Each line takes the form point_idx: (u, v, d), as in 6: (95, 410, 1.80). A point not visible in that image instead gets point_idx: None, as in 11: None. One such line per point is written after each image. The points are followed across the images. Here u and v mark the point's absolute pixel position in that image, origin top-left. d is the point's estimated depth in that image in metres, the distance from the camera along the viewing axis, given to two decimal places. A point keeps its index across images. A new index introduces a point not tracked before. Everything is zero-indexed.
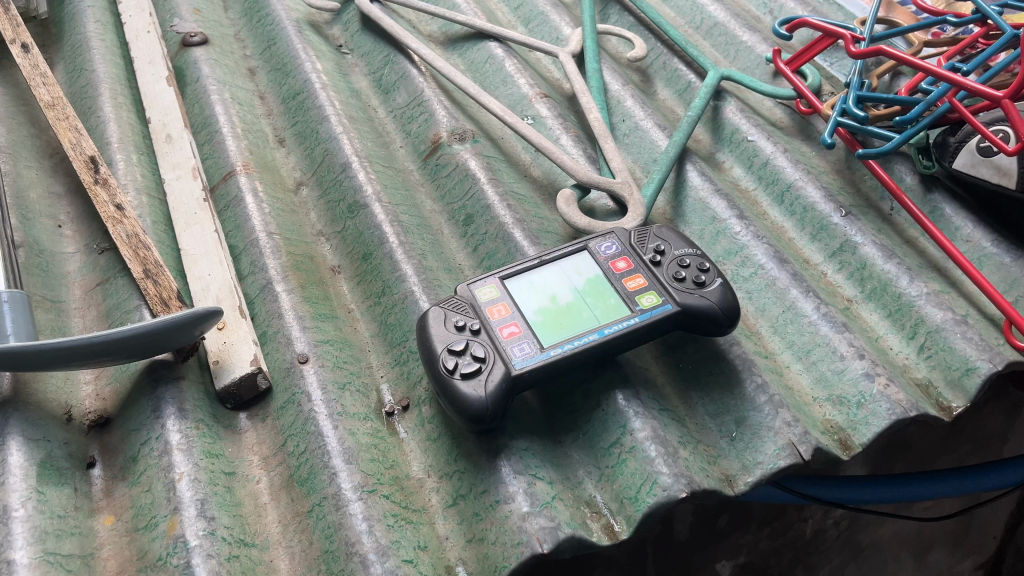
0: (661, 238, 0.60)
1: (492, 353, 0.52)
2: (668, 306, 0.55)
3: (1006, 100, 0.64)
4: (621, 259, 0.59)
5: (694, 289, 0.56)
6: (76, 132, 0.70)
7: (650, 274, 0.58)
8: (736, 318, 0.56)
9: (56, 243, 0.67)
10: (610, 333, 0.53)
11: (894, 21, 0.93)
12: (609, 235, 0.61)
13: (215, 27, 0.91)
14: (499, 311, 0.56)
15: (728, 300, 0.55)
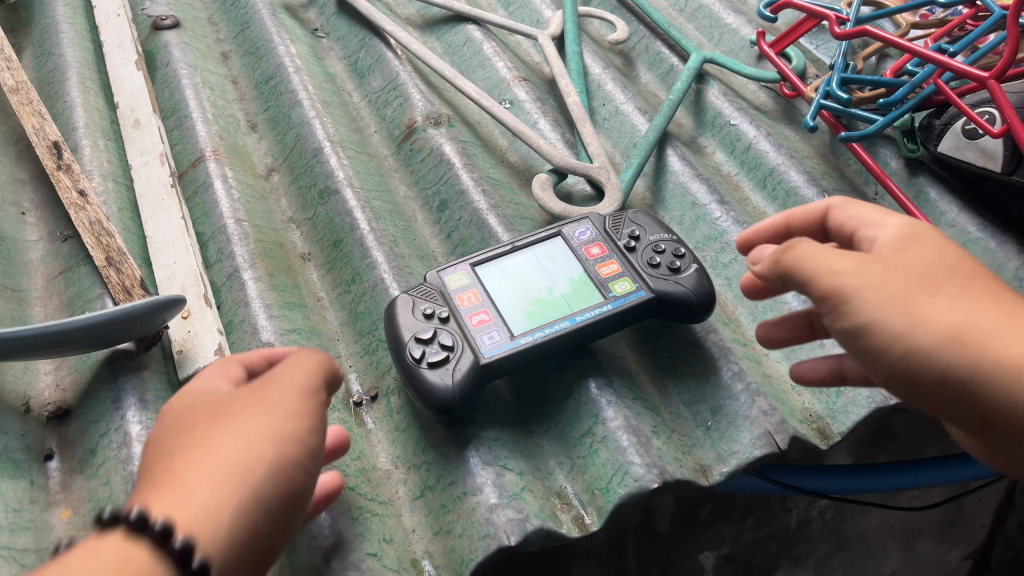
0: (637, 224, 0.59)
1: (460, 343, 0.51)
2: (642, 293, 0.54)
3: (992, 81, 0.62)
4: (595, 244, 0.58)
5: (669, 275, 0.54)
6: (39, 117, 0.68)
7: (624, 259, 0.56)
8: (712, 305, 0.54)
9: (19, 231, 0.65)
10: (583, 320, 0.52)
11: (881, 3, 0.91)
12: (583, 221, 0.60)
13: (187, 11, 0.89)
14: (469, 299, 0.54)
15: (703, 287, 0.54)
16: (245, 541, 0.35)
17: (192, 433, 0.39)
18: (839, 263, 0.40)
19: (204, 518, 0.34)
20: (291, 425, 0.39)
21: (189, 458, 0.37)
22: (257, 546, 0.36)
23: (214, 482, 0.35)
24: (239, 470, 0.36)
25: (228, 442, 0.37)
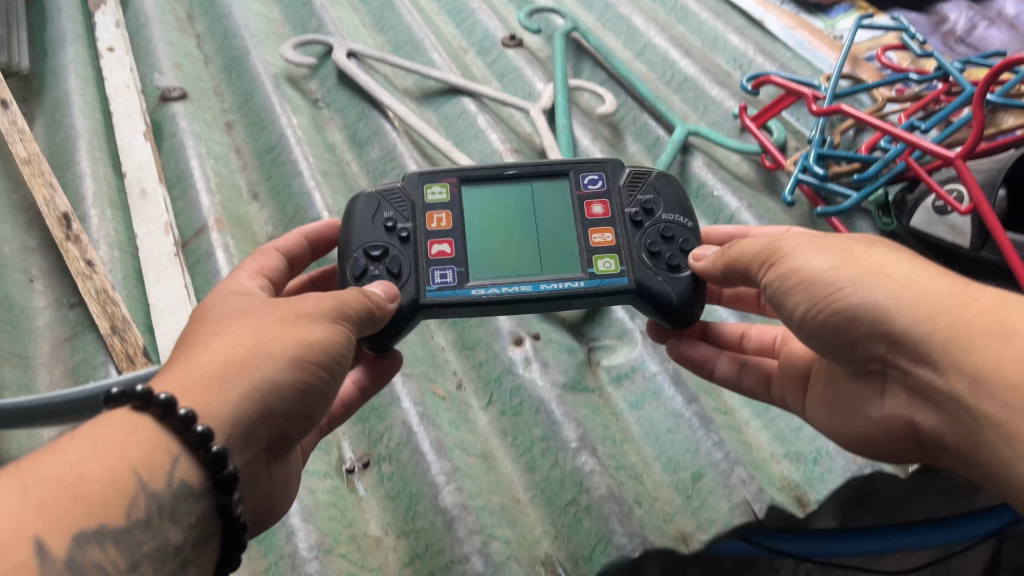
0: (653, 190, 0.58)
1: (404, 282, 0.53)
2: (622, 278, 0.54)
3: (958, 160, 0.65)
4: (599, 204, 0.58)
5: (661, 269, 0.55)
6: (50, 188, 0.71)
7: (620, 232, 0.57)
8: (693, 313, 0.55)
9: (27, 298, 0.68)
10: (544, 290, 0.53)
11: (858, 78, 0.95)
12: (600, 168, 0.60)
13: (194, 82, 0.93)
14: (438, 222, 0.57)
15: (688, 292, 0.54)
16: (256, 422, 0.42)
17: (220, 318, 0.45)
18: (788, 241, 0.48)
19: (218, 402, 0.40)
20: (322, 330, 0.45)
21: (217, 339, 0.43)
22: (264, 425, 0.43)
23: (234, 364, 0.42)
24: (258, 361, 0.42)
25: (259, 333, 0.44)
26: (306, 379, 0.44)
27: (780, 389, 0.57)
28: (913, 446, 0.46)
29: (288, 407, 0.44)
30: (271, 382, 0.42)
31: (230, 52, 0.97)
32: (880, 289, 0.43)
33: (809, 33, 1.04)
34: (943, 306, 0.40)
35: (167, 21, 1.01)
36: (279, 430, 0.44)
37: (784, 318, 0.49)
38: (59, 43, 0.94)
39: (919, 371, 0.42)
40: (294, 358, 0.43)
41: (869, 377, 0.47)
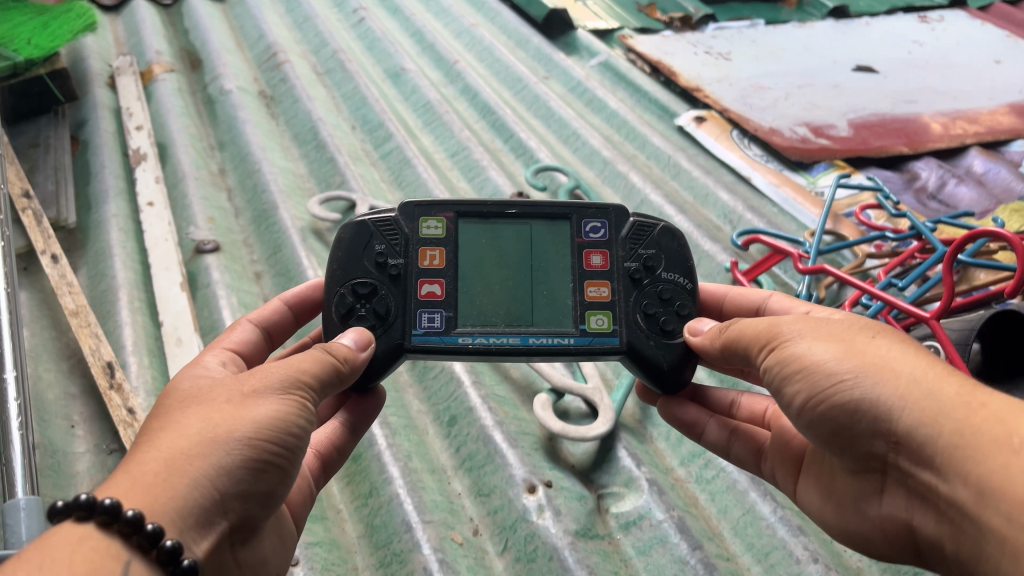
0: (655, 250, 0.67)
1: (399, 324, 0.63)
2: (613, 338, 0.64)
3: (933, 320, 0.72)
4: (598, 256, 0.67)
5: (653, 336, 0.64)
6: (96, 339, 0.77)
7: (614, 288, 0.66)
8: (681, 378, 0.64)
9: (69, 442, 0.72)
10: (531, 344, 0.63)
11: (840, 233, 1.03)
12: (602, 215, 0.68)
13: (226, 234, 1.01)
14: (431, 259, 0.66)
15: (677, 359, 0.64)
16: (211, 506, 0.47)
17: (175, 409, 0.50)
18: (786, 326, 0.55)
19: (172, 495, 0.45)
20: (269, 408, 0.50)
21: (165, 435, 0.48)
22: (219, 505, 0.47)
23: (182, 455, 0.46)
24: (206, 450, 0.47)
25: (205, 422, 0.49)
26: (256, 455, 0.49)
27: (771, 467, 0.65)
28: (905, 543, 0.53)
29: (243, 486, 0.48)
30: (220, 466, 0.47)
31: (260, 206, 1.05)
32: (890, 385, 0.48)
33: (793, 189, 1.13)
34: (947, 412, 0.46)
35: (201, 175, 1.10)
36: (239, 507, 0.49)
37: (783, 402, 0.55)
38: (103, 197, 1.02)
39: (919, 473, 0.47)
40: (241, 440, 0.48)
41: (867, 474, 0.53)
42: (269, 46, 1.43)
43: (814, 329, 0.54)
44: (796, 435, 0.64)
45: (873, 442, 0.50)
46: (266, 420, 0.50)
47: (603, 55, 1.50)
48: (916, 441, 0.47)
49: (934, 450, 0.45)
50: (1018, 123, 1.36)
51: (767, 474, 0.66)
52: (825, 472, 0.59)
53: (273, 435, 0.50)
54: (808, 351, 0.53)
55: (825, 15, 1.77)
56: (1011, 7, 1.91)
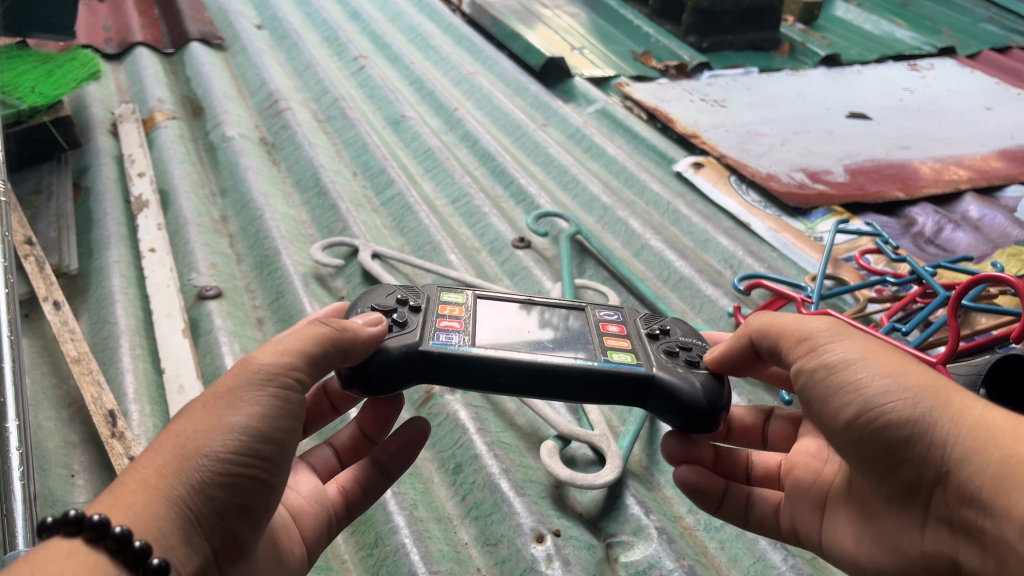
0: (671, 324, 0.66)
1: (417, 331, 0.60)
2: (639, 366, 0.60)
3: (939, 364, 0.72)
4: (615, 326, 0.66)
5: (679, 367, 0.60)
6: (97, 386, 0.76)
7: (634, 341, 0.63)
8: (720, 409, 0.58)
9: (69, 492, 0.71)
10: (553, 357, 0.58)
11: (841, 278, 1.04)
12: (615, 309, 0.69)
13: (228, 280, 1.00)
14: (451, 311, 0.64)
15: (713, 388, 0.58)
16: (193, 527, 0.46)
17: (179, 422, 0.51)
18: (835, 334, 0.55)
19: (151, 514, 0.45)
20: (255, 409, 0.49)
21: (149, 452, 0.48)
22: (206, 517, 0.47)
23: (157, 475, 0.46)
24: (178, 466, 0.46)
25: (189, 431, 0.48)
26: (239, 468, 0.48)
27: (791, 514, 0.65)
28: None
29: (225, 501, 0.48)
30: (200, 481, 0.47)
31: (262, 251, 1.06)
32: (944, 412, 0.48)
33: (792, 235, 1.14)
34: (995, 439, 0.46)
35: (203, 222, 1.10)
36: (225, 522, 0.48)
37: (826, 413, 0.54)
38: (105, 243, 1.02)
39: (962, 509, 0.47)
40: (224, 454, 0.48)
41: (908, 507, 0.52)
42: (271, 94, 1.44)
43: (870, 344, 0.54)
44: (811, 482, 0.65)
45: (914, 468, 0.49)
46: (249, 427, 0.49)
47: (600, 103, 1.52)
48: (964, 471, 0.46)
49: (982, 481, 0.45)
50: (1011, 168, 1.38)
51: (786, 526, 0.65)
52: (857, 509, 0.59)
53: (253, 442, 0.49)
54: (847, 363, 0.53)
55: (818, 63, 1.80)
56: (999, 55, 1.95)
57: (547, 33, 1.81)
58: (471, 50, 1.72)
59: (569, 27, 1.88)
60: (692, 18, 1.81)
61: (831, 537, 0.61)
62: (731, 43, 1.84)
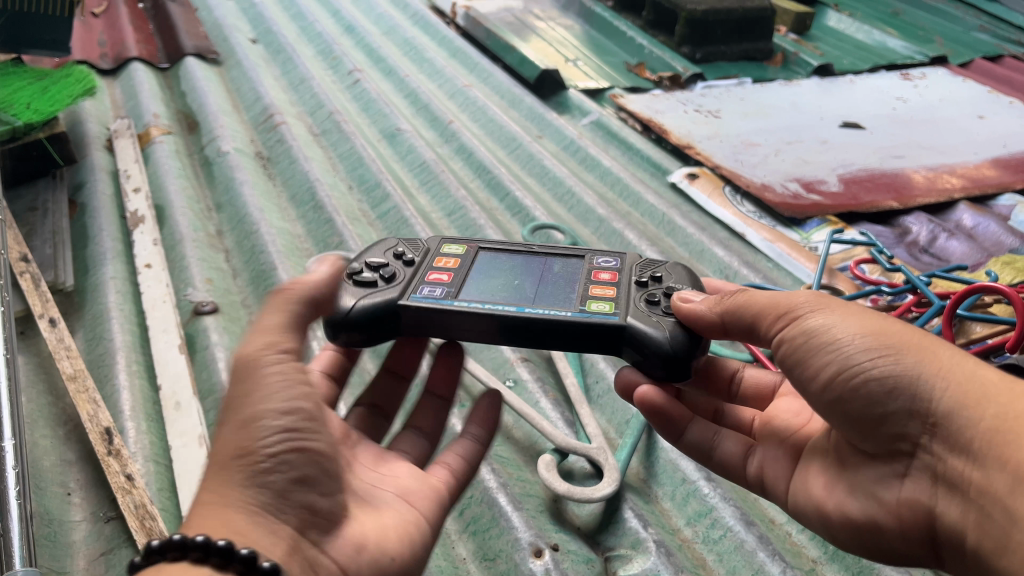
0: (667, 273, 0.70)
1: (401, 288, 0.68)
2: (613, 315, 0.64)
3: None
4: (608, 273, 0.71)
5: (655, 314, 0.63)
6: (94, 404, 0.76)
7: (620, 288, 0.68)
8: (682, 357, 0.61)
9: (65, 511, 0.71)
10: (526, 310, 0.64)
11: (836, 287, 1.04)
12: (616, 254, 0.74)
13: (224, 295, 1.00)
14: (444, 265, 0.72)
15: (682, 337, 0.61)
16: (261, 514, 0.54)
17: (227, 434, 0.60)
18: (807, 300, 0.59)
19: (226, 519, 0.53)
20: (270, 397, 0.58)
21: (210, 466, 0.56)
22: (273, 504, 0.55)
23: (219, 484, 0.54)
24: (229, 467, 0.55)
25: (232, 439, 0.56)
26: (288, 444, 0.56)
27: (760, 459, 0.68)
28: (921, 534, 0.55)
29: (281, 479, 0.56)
30: (251, 471, 0.55)
31: (258, 266, 1.06)
32: (930, 369, 0.52)
33: (788, 245, 1.14)
34: (986, 396, 0.50)
35: (199, 237, 1.10)
36: (295, 498, 0.56)
37: (805, 374, 0.58)
38: (101, 259, 1.02)
39: (950, 459, 0.51)
40: (264, 444, 0.56)
41: (890, 458, 0.56)
42: (266, 108, 1.45)
43: (846, 310, 0.58)
44: (791, 433, 0.68)
45: (900, 423, 0.54)
46: (275, 412, 0.57)
47: (595, 114, 1.53)
48: (954, 425, 0.51)
49: (973, 435, 0.50)
50: (1004, 176, 1.39)
51: (754, 473, 0.68)
52: (831, 461, 0.62)
53: (282, 422, 0.57)
54: (827, 326, 0.57)
55: (811, 73, 1.81)
56: (991, 63, 1.97)
57: (541, 45, 1.82)
58: (465, 62, 1.73)
59: (562, 39, 1.89)
60: (685, 29, 1.82)
61: (802, 485, 0.63)
62: (724, 54, 1.85)
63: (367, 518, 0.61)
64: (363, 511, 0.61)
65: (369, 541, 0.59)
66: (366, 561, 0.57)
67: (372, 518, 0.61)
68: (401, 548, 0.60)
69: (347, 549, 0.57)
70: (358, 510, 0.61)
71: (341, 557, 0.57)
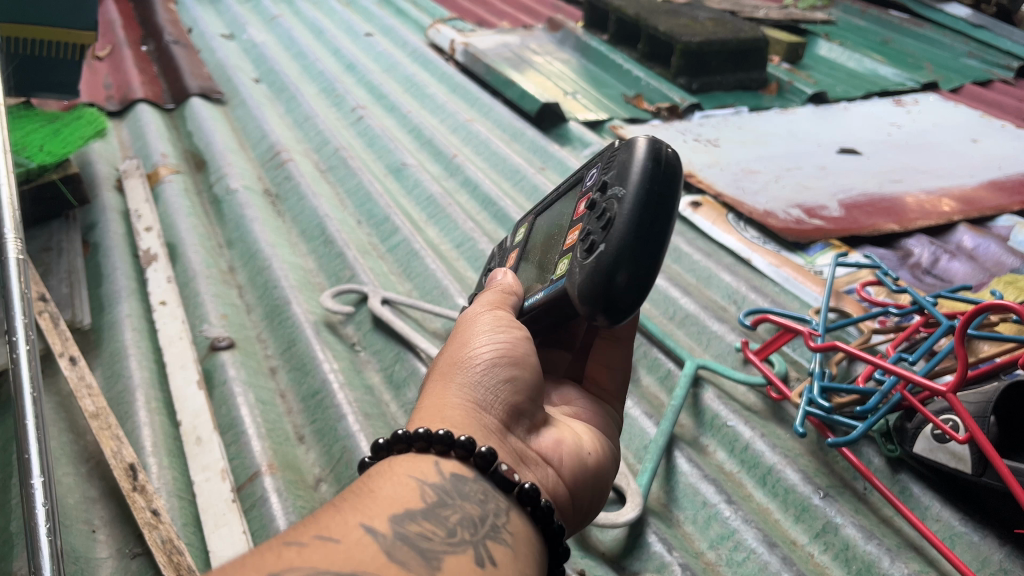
0: (616, 162, 0.62)
1: None
2: (559, 280, 0.63)
3: (950, 393, 0.72)
4: (582, 199, 0.68)
5: (580, 263, 0.59)
6: (117, 440, 0.77)
7: (580, 223, 0.65)
8: (609, 308, 0.55)
9: (91, 548, 0.71)
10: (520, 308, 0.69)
11: (843, 311, 1.06)
12: (597, 159, 0.69)
13: (239, 329, 1.01)
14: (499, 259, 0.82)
15: (595, 281, 0.56)
16: (479, 412, 0.59)
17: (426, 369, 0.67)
18: None
19: (450, 415, 0.58)
20: (489, 322, 0.66)
21: (423, 389, 0.63)
22: (486, 404, 0.60)
23: (438, 394, 0.61)
24: (451, 378, 0.62)
25: (450, 358, 0.63)
26: (505, 355, 0.62)
27: None
28: None
29: (497, 382, 0.61)
30: (469, 376, 0.61)
31: (272, 300, 1.07)
32: None
33: (793, 269, 1.16)
34: None
35: (212, 273, 1.11)
36: (510, 401, 0.61)
37: None
38: (116, 298, 1.03)
39: None
40: (475, 356, 0.62)
41: None
42: (272, 145, 1.47)
43: None
44: None
45: None
46: (486, 331, 0.64)
47: (596, 145, 1.55)
48: None
49: None
50: (1001, 198, 1.41)
51: None
52: None
53: (500, 338, 0.64)
54: None
55: (806, 101, 1.84)
56: (981, 89, 2.01)
57: (539, 78, 1.86)
58: (466, 98, 1.75)
59: (560, 73, 1.92)
60: (681, 61, 1.85)
61: None
62: (719, 84, 1.88)
63: (563, 424, 0.67)
64: (562, 420, 0.68)
65: (568, 439, 0.65)
66: (568, 453, 0.63)
67: (568, 425, 0.67)
68: (595, 448, 0.66)
69: (548, 445, 0.63)
70: (551, 421, 0.67)
71: (544, 449, 0.62)
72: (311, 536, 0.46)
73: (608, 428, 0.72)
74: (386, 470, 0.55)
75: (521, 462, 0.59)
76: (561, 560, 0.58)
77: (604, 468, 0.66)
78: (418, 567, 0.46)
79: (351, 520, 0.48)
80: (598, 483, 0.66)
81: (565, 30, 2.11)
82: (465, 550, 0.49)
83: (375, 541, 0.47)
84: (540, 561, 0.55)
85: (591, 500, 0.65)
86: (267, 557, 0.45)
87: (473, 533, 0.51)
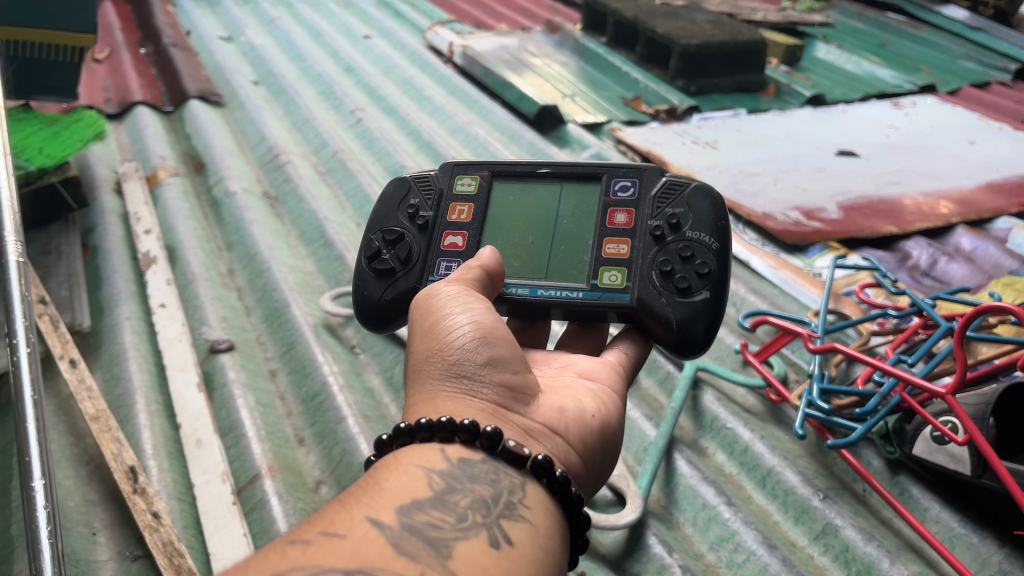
0: (687, 207, 0.75)
1: (417, 272, 0.78)
2: (624, 294, 0.73)
3: (949, 395, 0.73)
4: (623, 213, 0.78)
5: (662, 295, 0.72)
6: (117, 442, 0.77)
7: (635, 243, 0.76)
8: (695, 341, 0.70)
9: (91, 551, 0.71)
10: (537, 293, 0.75)
11: (842, 313, 1.06)
12: (633, 176, 0.79)
13: (239, 331, 1.01)
14: (460, 213, 0.81)
15: (689, 320, 0.70)
16: (468, 399, 0.61)
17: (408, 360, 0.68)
18: None
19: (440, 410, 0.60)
20: (456, 300, 0.66)
21: (410, 382, 0.64)
22: (472, 390, 0.61)
23: (424, 387, 0.62)
24: (431, 369, 0.63)
25: (426, 348, 0.64)
26: (479, 334, 0.63)
27: None
28: None
29: (477, 364, 0.62)
30: (449, 364, 0.62)
31: (271, 303, 1.07)
32: None
33: (792, 271, 1.16)
34: None
35: (211, 276, 1.11)
36: (496, 380, 0.62)
37: None
38: (115, 300, 1.03)
39: None
40: (451, 343, 0.63)
41: None
42: (271, 148, 1.47)
43: None
44: None
45: None
46: (455, 312, 0.65)
47: (595, 147, 1.55)
48: None
49: None
50: (998, 200, 1.41)
51: None
52: None
53: (471, 317, 0.65)
54: None
55: (804, 103, 1.84)
56: (979, 91, 2.01)
57: (538, 81, 1.86)
58: (464, 100, 1.75)
59: (558, 75, 1.92)
60: (680, 63, 1.85)
61: None
62: (717, 86, 1.88)
63: (563, 390, 0.67)
64: (564, 386, 0.68)
65: (569, 403, 0.64)
66: (572, 418, 0.63)
67: (569, 390, 0.67)
68: (598, 407, 0.66)
69: (549, 411, 0.63)
70: (551, 388, 0.67)
71: (546, 417, 0.62)
72: (316, 533, 0.47)
73: (618, 385, 0.71)
74: (393, 462, 0.55)
75: (524, 436, 0.60)
76: (582, 524, 0.58)
77: (611, 426, 0.66)
78: (427, 557, 0.46)
79: (356, 516, 0.48)
80: (608, 441, 0.65)
81: (563, 32, 2.11)
82: (477, 534, 0.49)
83: (382, 534, 0.47)
84: (560, 531, 0.55)
85: (602, 460, 0.65)
86: (272, 557, 0.45)
87: (486, 515, 0.51)
